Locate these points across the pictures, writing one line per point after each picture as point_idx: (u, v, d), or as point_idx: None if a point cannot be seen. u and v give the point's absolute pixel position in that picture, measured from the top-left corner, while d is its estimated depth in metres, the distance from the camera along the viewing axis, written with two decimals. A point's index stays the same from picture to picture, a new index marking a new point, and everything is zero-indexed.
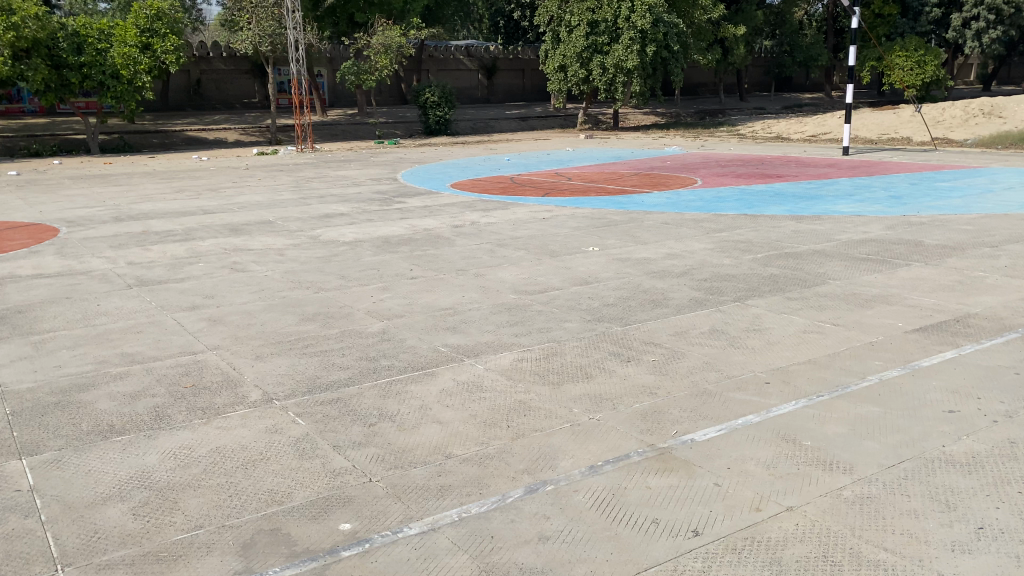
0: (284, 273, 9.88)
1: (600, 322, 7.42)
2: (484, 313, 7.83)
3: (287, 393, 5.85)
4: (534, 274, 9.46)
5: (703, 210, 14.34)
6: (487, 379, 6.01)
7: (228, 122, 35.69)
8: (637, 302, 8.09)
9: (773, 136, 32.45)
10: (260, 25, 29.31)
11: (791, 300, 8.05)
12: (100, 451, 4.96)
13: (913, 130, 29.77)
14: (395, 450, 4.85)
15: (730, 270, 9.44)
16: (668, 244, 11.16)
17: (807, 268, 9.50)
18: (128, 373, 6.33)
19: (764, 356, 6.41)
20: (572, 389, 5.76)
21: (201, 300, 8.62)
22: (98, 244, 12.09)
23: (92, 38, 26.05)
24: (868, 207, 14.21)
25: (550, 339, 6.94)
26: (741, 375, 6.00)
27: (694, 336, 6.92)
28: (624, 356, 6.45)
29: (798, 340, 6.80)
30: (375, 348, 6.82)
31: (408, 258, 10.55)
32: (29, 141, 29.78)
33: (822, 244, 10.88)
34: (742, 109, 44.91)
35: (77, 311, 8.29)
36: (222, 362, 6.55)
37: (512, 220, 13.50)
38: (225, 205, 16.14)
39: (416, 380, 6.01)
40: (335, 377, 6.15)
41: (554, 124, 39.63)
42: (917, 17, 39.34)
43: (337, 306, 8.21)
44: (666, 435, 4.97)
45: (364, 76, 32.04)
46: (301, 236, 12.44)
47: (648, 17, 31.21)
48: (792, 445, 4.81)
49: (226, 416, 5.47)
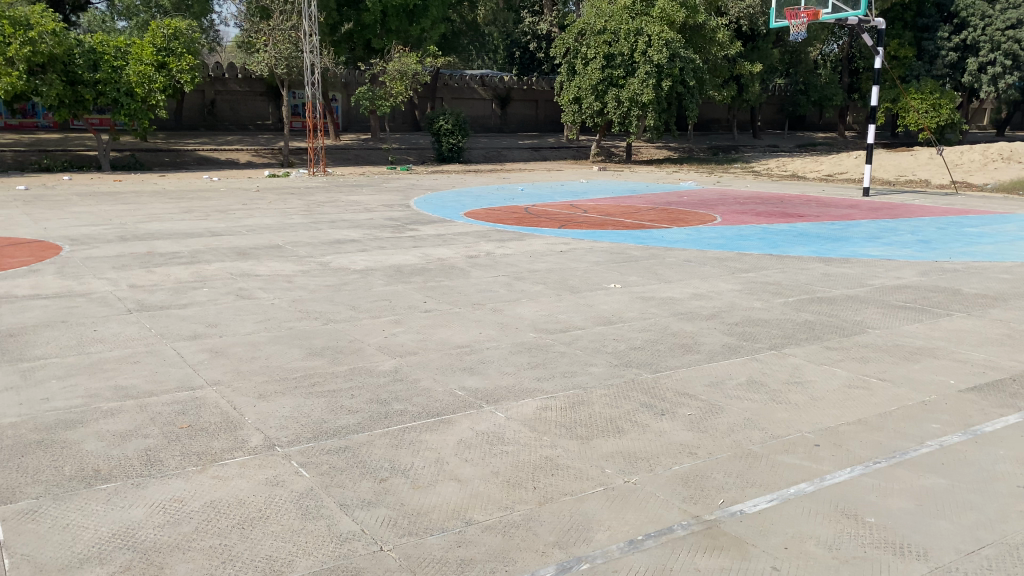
0: (292, 301, 9.42)
1: (627, 368, 6.92)
2: (503, 353, 7.34)
3: (290, 438, 5.36)
4: (555, 311, 8.99)
5: (726, 248, 13.86)
6: (509, 429, 5.50)
7: (241, 143, 35.53)
8: (666, 347, 7.58)
9: (789, 174, 32.11)
10: (277, 47, 29.18)
11: (831, 351, 7.55)
12: (81, 501, 4.44)
13: (931, 172, 29.38)
14: (409, 512, 4.34)
15: (761, 315, 8.94)
16: (693, 283, 10.69)
17: (843, 315, 9.00)
18: (119, 410, 5.84)
19: (810, 414, 5.90)
20: (602, 445, 5.26)
21: (203, 328, 8.15)
22: (100, 264, 11.68)
23: (109, 55, 25.87)
24: (897, 251, 13.75)
25: (575, 385, 6.44)
26: (787, 435, 5.48)
27: (731, 389, 6.42)
28: (658, 408, 5.94)
29: (845, 396, 6.30)
30: (387, 389, 6.32)
31: (422, 290, 10.09)
32: (40, 156, 29.61)
33: (854, 289, 10.40)
34: (756, 146, 44.68)
35: (72, 337, 7.82)
36: (221, 400, 6.05)
37: (529, 252, 13.05)
38: (233, 227, 15.75)
39: (432, 429, 5.51)
40: (344, 422, 5.65)
41: (566, 155, 39.39)
42: (934, 60, 39.12)
43: (347, 340, 7.73)
44: (711, 504, 4.48)
45: (379, 102, 31.80)
46: (311, 263, 12.00)
47: (665, 52, 30.99)
48: (854, 522, 4.31)
49: (224, 463, 4.97)
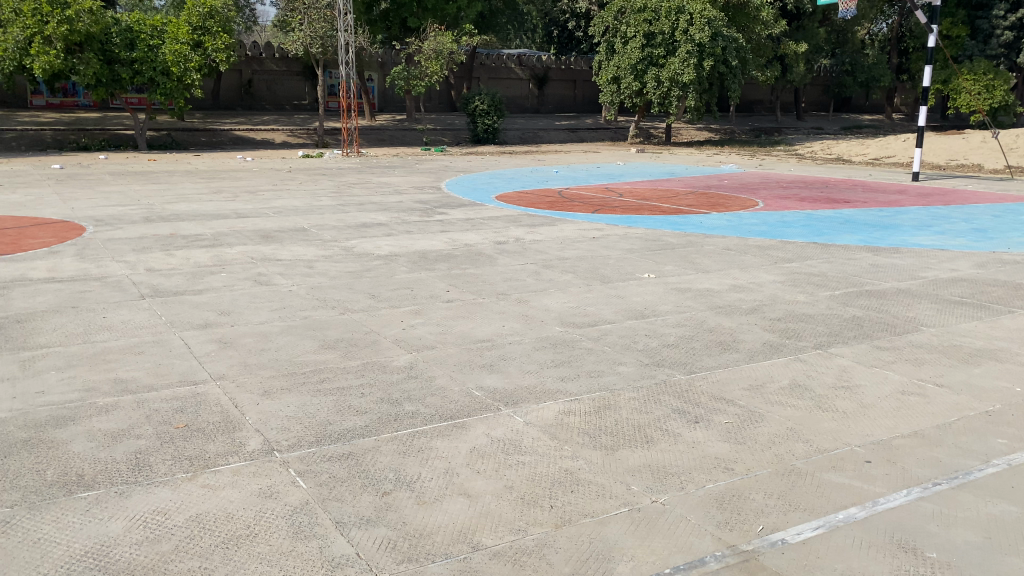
0: (310, 288, 9.06)
1: (659, 368, 6.42)
2: (526, 348, 6.88)
3: (291, 443, 4.96)
4: (583, 303, 8.51)
5: (767, 236, 13.22)
6: (527, 436, 5.06)
7: (278, 123, 35.40)
8: (702, 344, 7.05)
9: (833, 158, 31.07)
10: (312, 26, 28.81)
11: (882, 351, 6.96)
12: (57, 512, 4.09)
13: (984, 156, 28.15)
14: (410, 533, 3.92)
15: (806, 309, 8.35)
16: (732, 273, 10.12)
17: (893, 311, 8.37)
18: (115, 406, 5.50)
19: (860, 424, 5.36)
20: (628, 457, 4.79)
21: (215, 316, 7.82)
22: (121, 246, 11.45)
23: (145, 34, 25.71)
24: (951, 240, 12.99)
25: (602, 387, 5.96)
26: (834, 449, 4.96)
27: (772, 394, 5.90)
28: (691, 416, 5.44)
29: (897, 404, 5.73)
30: (399, 387, 5.90)
31: (446, 278, 9.66)
32: (79, 135, 29.70)
33: (906, 282, 9.74)
34: (800, 128, 43.43)
35: (80, 323, 7.53)
36: (223, 397, 5.69)
37: (560, 238, 12.55)
38: (260, 209, 15.46)
39: (444, 434, 5.08)
40: (350, 425, 5.24)
41: (604, 137, 38.61)
42: (988, 40, 37.42)
43: (362, 332, 7.33)
44: (748, 531, 3.99)
45: (414, 82, 31.32)
46: (335, 247, 11.63)
47: (707, 31, 30.06)
48: (912, 559, 3.80)
49: (216, 470, 4.59)
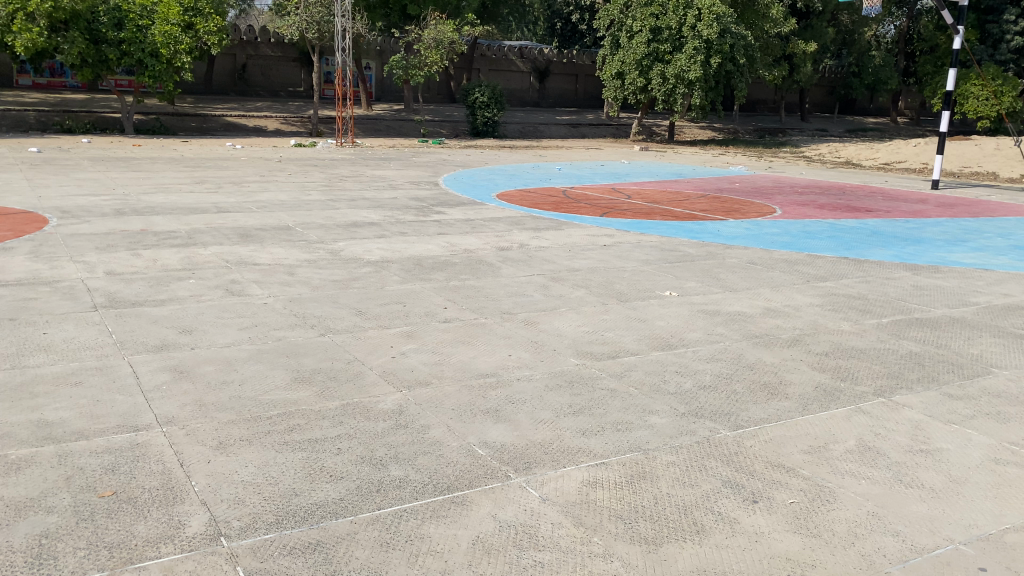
0: (288, 301, 7.95)
1: (697, 419, 5.34)
2: (537, 388, 5.81)
3: (242, 526, 3.87)
4: (599, 327, 7.44)
5: (792, 247, 12.17)
6: (545, 522, 3.98)
7: (271, 110, 34.15)
8: (745, 387, 5.99)
9: (841, 161, 30.12)
10: (308, 11, 27.49)
11: (955, 401, 5.90)
12: None
13: (999, 164, 27.19)
14: None
15: (854, 342, 7.29)
16: (763, 293, 9.06)
17: (952, 346, 7.30)
18: (30, 460, 4.43)
19: (957, 508, 4.31)
20: (677, 557, 3.73)
21: (174, 335, 6.71)
22: (84, 243, 10.34)
23: (134, 13, 24.17)
24: (992, 258, 11.97)
25: (634, 446, 4.90)
26: (935, 548, 3.91)
27: (839, 461, 4.83)
28: (747, 492, 4.38)
29: (997, 479, 4.68)
30: (384, 442, 4.82)
31: (443, 290, 8.57)
32: (63, 117, 28.41)
33: (958, 309, 8.71)
34: (805, 130, 42.42)
35: (14, 342, 6.40)
36: (168, 450, 4.61)
37: (567, 245, 11.48)
38: (243, 202, 14.36)
39: (441, 516, 4.00)
40: (321, 498, 4.15)
41: (606, 133, 37.49)
42: (998, 45, 36.46)
43: (344, 360, 6.23)
44: None
45: (412, 71, 30.04)
46: (320, 250, 10.52)
47: (716, 27, 29.02)
48: None
49: (141, 566, 3.51)
